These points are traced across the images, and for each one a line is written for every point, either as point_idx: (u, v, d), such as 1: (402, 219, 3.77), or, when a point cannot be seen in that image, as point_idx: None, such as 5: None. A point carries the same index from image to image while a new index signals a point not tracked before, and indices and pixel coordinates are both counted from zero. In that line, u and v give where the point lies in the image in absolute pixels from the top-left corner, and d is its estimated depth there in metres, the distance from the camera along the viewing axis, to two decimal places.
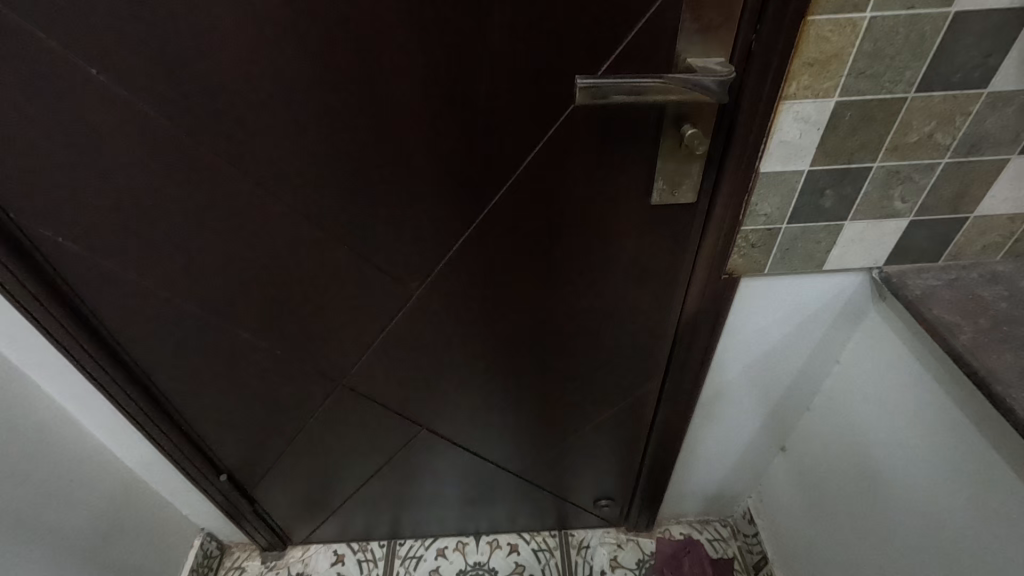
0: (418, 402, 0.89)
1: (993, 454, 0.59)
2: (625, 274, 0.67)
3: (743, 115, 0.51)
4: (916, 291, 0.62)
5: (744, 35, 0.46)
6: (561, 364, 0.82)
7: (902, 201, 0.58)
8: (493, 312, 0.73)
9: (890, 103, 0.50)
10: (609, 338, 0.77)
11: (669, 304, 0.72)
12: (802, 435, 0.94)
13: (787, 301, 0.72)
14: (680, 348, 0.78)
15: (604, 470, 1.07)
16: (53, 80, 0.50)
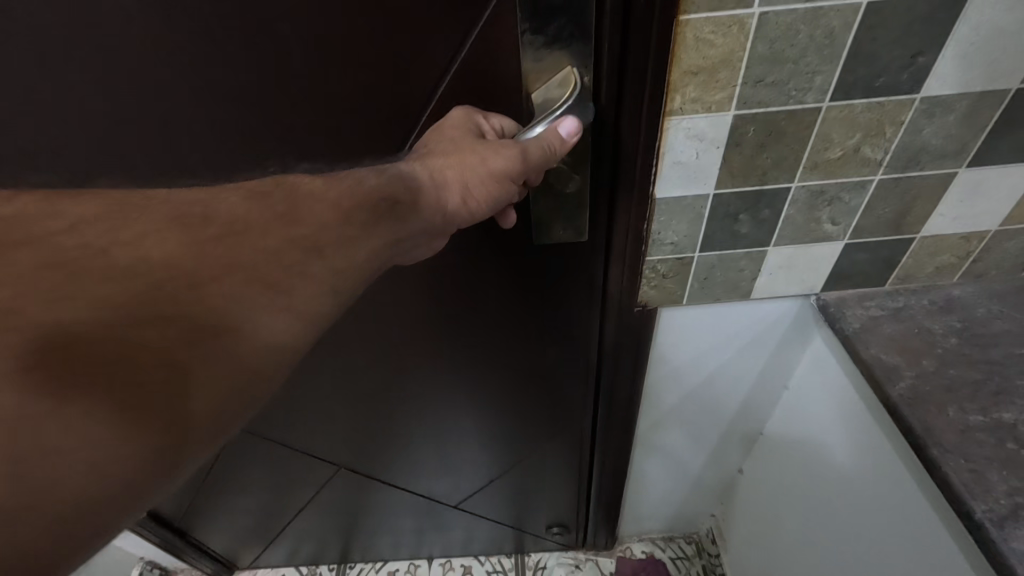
0: (336, 438, 0.83)
1: (932, 517, 0.51)
2: (526, 307, 0.60)
3: (624, 132, 0.42)
4: (854, 324, 0.53)
5: (608, 40, 0.38)
6: (480, 399, 0.75)
7: (833, 223, 0.49)
8: (391, 347, 0.66)
9: (800, 115, 0.41)
10: (526, 371, 0.70)
11: (585, 336, 0.64)
12: (757, 459, 0.86)
13: (717, 330, 0.63)
14: (605, 382, 0.71)
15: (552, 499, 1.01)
16: None
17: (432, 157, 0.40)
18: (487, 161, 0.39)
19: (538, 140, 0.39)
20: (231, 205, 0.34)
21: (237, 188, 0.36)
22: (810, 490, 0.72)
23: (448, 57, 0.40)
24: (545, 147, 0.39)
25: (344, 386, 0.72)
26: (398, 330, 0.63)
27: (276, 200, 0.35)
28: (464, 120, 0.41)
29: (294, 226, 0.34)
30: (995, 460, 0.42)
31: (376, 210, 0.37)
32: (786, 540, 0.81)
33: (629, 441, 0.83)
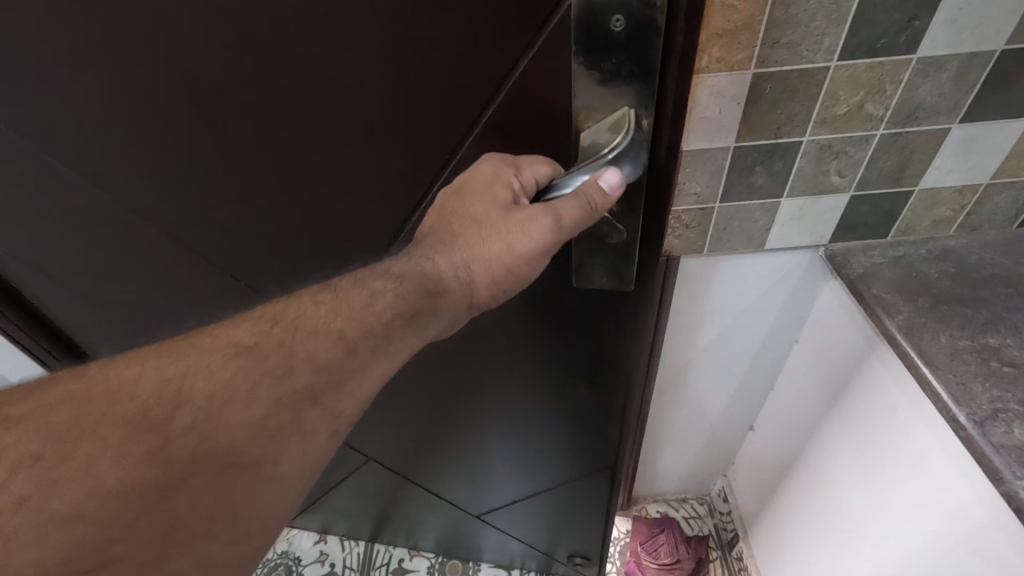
0: (388, 435, 0.90)
1: (927, 435, 0.57)
2: (565, 341, 0.66)
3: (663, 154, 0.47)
4: (859, 269, 0.60)
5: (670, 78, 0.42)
6: (513, 420, 0.81)
7: (840, 175, 0.55)
8: (438, 365, 0.73)
9: (811, 73, 0.47)
10: (560, 399, 0.75)
11: (617, 369, 0.69)
12: (768, 414, 0.93)
13: (733, 284, 0.70)
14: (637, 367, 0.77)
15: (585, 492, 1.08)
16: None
17: (459, 246, 0.45)
18: (511, 238, 0.44)
19: (571, 204, 0.43)
20: (214, 375, 0.39)
21: (216, 348, 0.40)
22: (818, 437, 0.79)
23: (503, 73, 0.43)
24: (583, 203, 0.43)
25: (402, 395, 0.80)
26: (445, 354, 0.71)
27: (268, 353, 0.40)
28: (486, 191, 0.45)
29: (283, 382, 0.40)
30: (980, 375, 0.48)
31: (390, 328, 0.42)
32: (793, 487, 0.88)
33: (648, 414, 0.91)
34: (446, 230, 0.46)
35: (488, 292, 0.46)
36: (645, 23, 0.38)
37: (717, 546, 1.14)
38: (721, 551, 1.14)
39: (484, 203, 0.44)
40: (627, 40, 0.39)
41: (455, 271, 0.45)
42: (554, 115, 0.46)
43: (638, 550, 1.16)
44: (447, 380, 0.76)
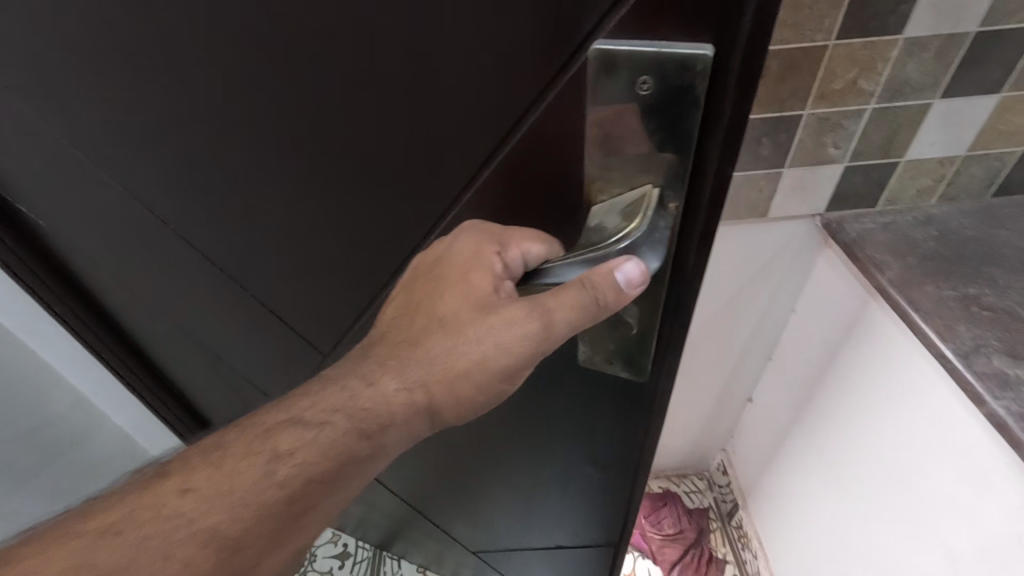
0: (391, 485, 0.86)
1: (917, 367, 0.61)
2: (569, 443, 0.59)
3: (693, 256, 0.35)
4: (853, 234, 0.66)
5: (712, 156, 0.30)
6: (514, 502, 0.76)
7: (835, 147, 0.61)
8: (440, 448, 0.69)
9: (813, 51, 0.53)
10: (560, 491, 0.69)
11: (618, 480, 0.62)
12: (767, 384, 0.99)
13: (737, 252, 0.76)
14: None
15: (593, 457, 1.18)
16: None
17: (406, 372, 0.38)
18: (497, 337, 0.37)
19: (570, 295, 0.34)
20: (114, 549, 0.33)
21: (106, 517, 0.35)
22: (816, 399, 0.84)
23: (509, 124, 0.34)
24: (573, 307, 0.34)
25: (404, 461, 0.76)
26: (448, 440, 0.67)
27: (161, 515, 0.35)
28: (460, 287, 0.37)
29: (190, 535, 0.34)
30: (963, 318, 0.54)
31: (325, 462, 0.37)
32: (793, 451, 0.93)
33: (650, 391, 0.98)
34: (406, 336, 0.39)
35: (453, 407, 0.39)
36: (679, 87, 0.27)
37: (717, 518, 1.19)
38: (721, 522, 1.18)
39: (463, 304, 0.38)
40: (654, 107, 0.29)
41: (407, 392, 0.37)
42: (562, 182, 0.35)
43: (643, 522, 1.20)
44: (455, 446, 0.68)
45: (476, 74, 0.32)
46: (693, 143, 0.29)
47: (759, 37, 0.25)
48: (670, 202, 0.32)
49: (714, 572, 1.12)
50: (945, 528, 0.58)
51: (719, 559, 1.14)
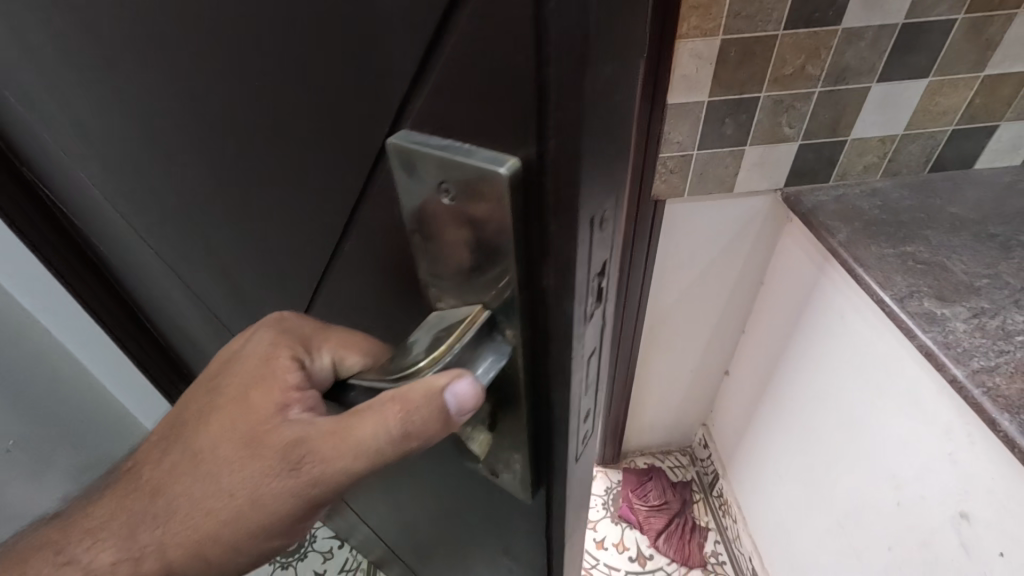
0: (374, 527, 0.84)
1: (856, 319, 0.70)
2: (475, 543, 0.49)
3: (557, 398, 0.26)
4: (808, 205, 0.74)
5: (554, 288, 0.22)
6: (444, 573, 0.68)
7: (790, 126, 0.70)
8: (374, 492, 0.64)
9: (765, 40, 0.61)
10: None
11: None
12: (741, 356, 1.06)
13: (709, 226, 0.83)
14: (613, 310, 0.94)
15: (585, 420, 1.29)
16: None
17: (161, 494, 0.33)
18: (257, 487, 0.31)
19: (374, 426, 0.27)
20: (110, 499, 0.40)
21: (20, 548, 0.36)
22: (783, 364, 0.91)
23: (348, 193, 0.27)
24: (348, 448, 0.28)
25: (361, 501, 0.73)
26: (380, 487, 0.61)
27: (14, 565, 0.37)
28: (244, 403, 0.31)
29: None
30: (900, 269, 0.62)
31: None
32: (764, 417, 1.00)
33: (633, 366, 1.07)
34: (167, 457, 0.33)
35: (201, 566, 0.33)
36: (504, 193, 0.19)
37: (700, 490, 1.26)
38: (703, 493, 1.25)
39: (229, 437, 0.31)
40: (468, 218, 0.21)
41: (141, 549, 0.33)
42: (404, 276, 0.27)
43: (629, 495, 1.25)
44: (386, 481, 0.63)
45: (312, 158, 0.26)
46: (519, 264, 0.22)
47: (569, 160, 0.18)
48: (510, 325, 0.24)
49: (698, 538, 1.18)
50: (891, 461, 0.66)
51: (702, 527, 1.20)
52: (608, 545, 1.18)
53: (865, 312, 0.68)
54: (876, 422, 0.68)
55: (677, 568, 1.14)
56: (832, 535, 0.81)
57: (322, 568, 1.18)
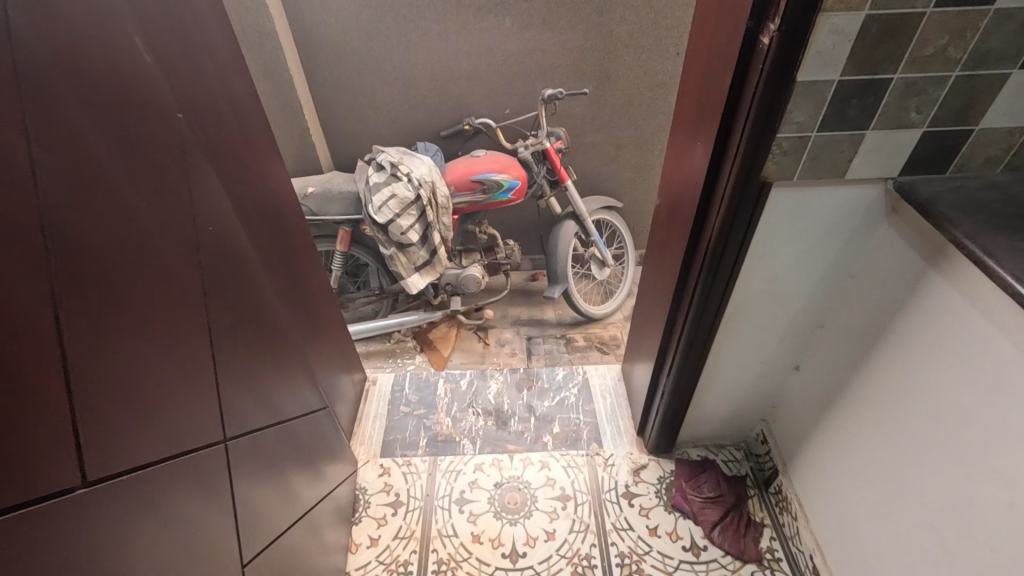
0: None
1: (974, 315, 0.68)
2: None
3: None
4: (926, 194, 0.72)
5: None
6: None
7: (917, 112, 0.67)
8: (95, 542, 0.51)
9: (911, 17, 0.59)
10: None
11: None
12: (813, 351, 1.05)
13: (811, 212, 0.81)
14: (697, 295, 0.95)
15: (644, 407, 1.29)
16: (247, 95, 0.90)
17: None
18: None
19: None
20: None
21: None
22: (869, 361, 0.89)
23: None
24: None
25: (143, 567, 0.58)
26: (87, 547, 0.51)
27: None
28: None
29: None
30: None
31: None
32: (840, 414, 0.98)
33: (706, 354, 1.07)
34: None
35: None
36: None
37: (753, 485, 1.25)
38: (757, 489, 1.24)
39: None
40: None
41: None
42: None
43: (683, 486, 1.24)
44: (120, 513, 0.55)
45: None
46: None
47: None
48: None
49: (753, 533, 1.16)
50: (1004, 463, 0.64)
51: (757, 522, 1.18)
52: (661, 532, 1.17)
53: (989, 308, 0.65)
54: (991, 421, 0.66)
55: (732, 561, 1.12)
56: (918, 535, 0.80)
57: (377, 534, 1.19)
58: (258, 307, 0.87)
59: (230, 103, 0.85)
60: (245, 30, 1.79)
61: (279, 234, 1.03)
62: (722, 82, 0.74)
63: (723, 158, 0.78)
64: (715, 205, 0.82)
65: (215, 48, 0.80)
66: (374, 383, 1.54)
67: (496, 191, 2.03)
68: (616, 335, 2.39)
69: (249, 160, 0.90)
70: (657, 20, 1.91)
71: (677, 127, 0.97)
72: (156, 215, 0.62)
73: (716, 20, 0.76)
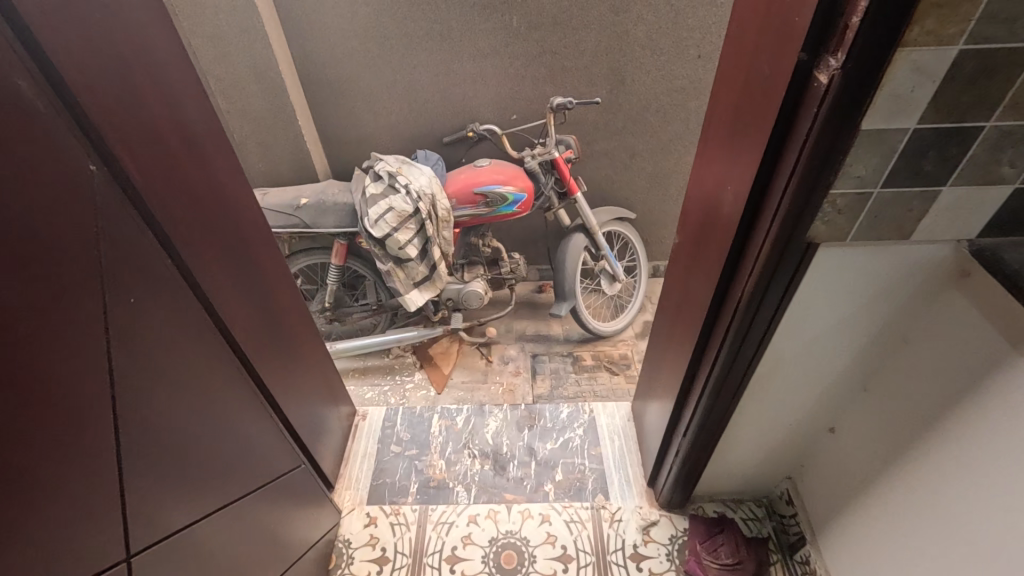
0: None
1: None
2: None
3: None
4: (1015, 265, 0.59)
5: None
6: None
7: (1010, 166, 0.54)
8: None
9: (1018, 53, 0.45)
10: None
11: None
12: (850, 416, 0.92)
13: (864, 273, 0.68)
14: (723, 356, 0.82)
15: (657, 457, 1.17)
16: (211, 131, 0.78)
17: None
18: None
19: None
20: None
21: None
22: (925, 444, 0.76)
23: None
24: None
25: None
26: None
27: None
28: None
29: None
30: None
31: None
32: (884, 494, 0.85)
33: (731, 411, 0.95)
34: None
35: None
36: None
37: (776, 549, 1.13)
38: (780, 554, 1.12)
39: None
40: None
41: None
42: None
43: (698, 548, 1.12)
44: None
45: None
46: None
47: None
48: None
49: None
50: None
51: None
52: None
53: None
54: None
55: None
56: None
57: None
58: (208, 373, 0.75)
59: (185, 136, 0.72)
60: (231, 33, 1.67)
61: (251, 278, 0.92)
62: (760, 120, 0.61)
63: (762, 208, 0.65)
64: (749, 262, 0.69)
65: (164, 74, 0.68)
66: (364, 417, 1.43)
67: (501, 204, 1.91)
68: (626, 354, 2.26)
69: (210, 200, 0.78)
70: (677, 20, 1.76)
71: (705, 157, 0.84)
72: (52, 307, 0.49)
73: (753, 41, 0.63)
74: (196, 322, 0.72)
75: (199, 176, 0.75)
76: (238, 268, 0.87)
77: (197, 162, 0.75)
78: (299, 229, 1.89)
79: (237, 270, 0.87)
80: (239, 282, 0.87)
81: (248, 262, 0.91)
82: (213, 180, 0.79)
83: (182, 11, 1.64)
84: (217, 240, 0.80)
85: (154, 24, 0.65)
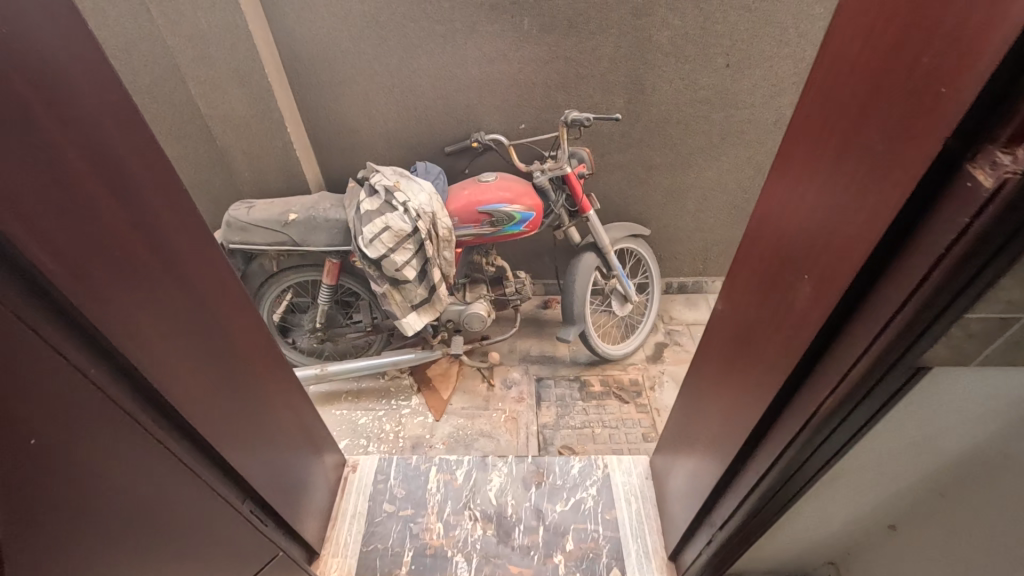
0: None
1: None
2: None
3: None
4: None
5: None
6: None
7: None
8: None
9: None
10: None
11: None
12: (920, 522, 0.78)
13: (978, 393, 0.54)
14: (780, 462, 0.68)
15: (683, 533, 1.04)
16: (153, 182, 0.63)
17: None
18: None
19: None
20: None
21: None
22: None
23: None
24: None
25: None
26: None
27: None
28: None
29: None
30: None
31: None
32: None
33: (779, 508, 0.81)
34: None
35: None
36: None
37: None
38: None
39: None
40: None
41: None
42: None
43: None
44: None
45: None
46: None
47: None
48: None
49: None
50: None
51: None
52: None
53: None
54: None
55: None
56: None
57: None
58: (143, 489, 0.61)
59: (116, 194, 0.57)
60: (210, 31, 1.51)
61: (213, 347, 0.78)
62: (883, 177, 0.44)
63: (872, 292, 0.48)
64: (830, 372, 0.55)
65: (85, 121, 0.53)
66: (354, 467, 1.30)
67: (507, 223, 1.76)
68: (637, 379, 2.13)
69: (151, 267, 0.64)
70: (704, 26, 1.59)
71: (765, 197, 0.66)
72: None
73: (869, 62, 0.45)
74: (118, 434, 0.57)
75: (136, 239, 0.61)
76: (194, 339, 0.73)
77: (134, 224, 0.60)
78: (288, 247, 1.74)
79: (193, 343, 0.72)
80: (194, 355, 0.73)
81: (208, 330, 0.76)
82: (157, 240, 0.64)
83: (156, 5, 1.47)
84: (161, 314, 0.66)
85: (70, 66, 0.50)
